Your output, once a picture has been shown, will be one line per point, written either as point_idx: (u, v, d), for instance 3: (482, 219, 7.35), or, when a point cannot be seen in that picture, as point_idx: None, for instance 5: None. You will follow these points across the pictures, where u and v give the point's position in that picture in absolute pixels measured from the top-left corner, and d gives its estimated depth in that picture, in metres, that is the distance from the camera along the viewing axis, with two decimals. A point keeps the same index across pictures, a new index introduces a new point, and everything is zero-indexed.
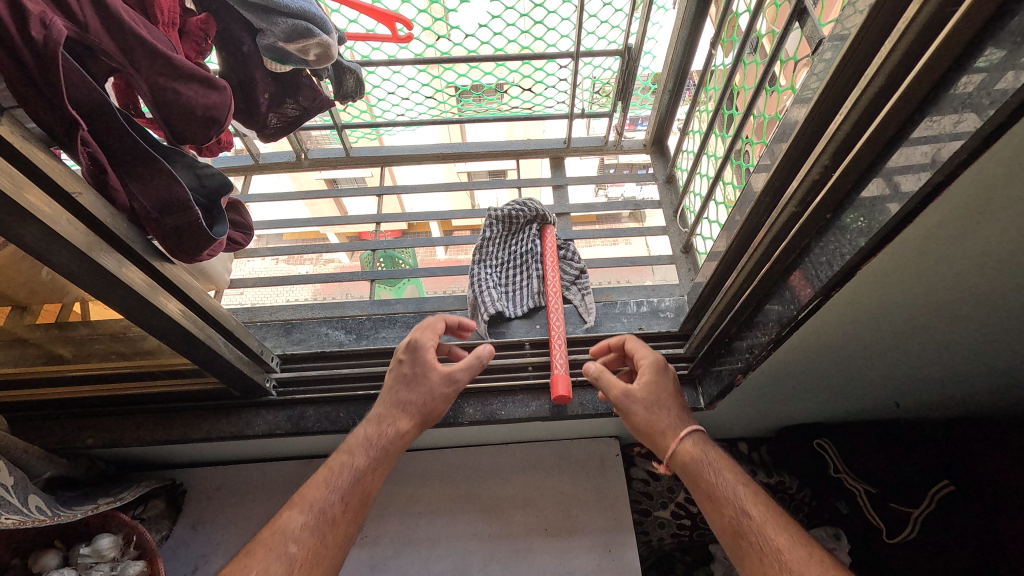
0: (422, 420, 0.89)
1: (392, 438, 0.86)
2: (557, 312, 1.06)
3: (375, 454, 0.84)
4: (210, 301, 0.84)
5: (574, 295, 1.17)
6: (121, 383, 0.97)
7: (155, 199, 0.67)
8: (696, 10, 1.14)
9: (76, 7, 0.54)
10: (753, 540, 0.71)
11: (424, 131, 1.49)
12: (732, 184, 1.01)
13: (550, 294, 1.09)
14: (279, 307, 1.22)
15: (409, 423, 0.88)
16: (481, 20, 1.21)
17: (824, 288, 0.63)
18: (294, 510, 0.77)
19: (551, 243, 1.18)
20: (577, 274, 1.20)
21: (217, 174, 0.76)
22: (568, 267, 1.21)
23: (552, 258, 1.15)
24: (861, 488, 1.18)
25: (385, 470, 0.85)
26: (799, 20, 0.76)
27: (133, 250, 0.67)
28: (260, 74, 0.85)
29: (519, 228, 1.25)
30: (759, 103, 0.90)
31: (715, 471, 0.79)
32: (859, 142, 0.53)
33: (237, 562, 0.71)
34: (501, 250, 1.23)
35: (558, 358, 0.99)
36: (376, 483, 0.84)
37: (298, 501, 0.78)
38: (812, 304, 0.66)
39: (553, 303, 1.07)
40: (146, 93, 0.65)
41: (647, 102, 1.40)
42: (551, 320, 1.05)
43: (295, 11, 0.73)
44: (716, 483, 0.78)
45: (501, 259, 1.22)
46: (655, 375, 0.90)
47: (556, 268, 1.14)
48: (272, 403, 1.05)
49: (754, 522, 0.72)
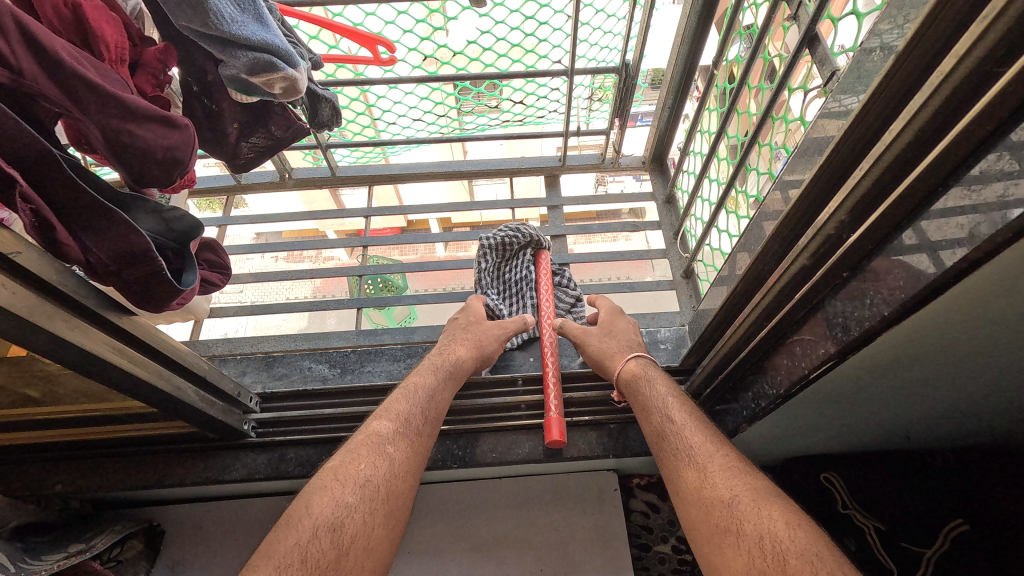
0: (477, 359, 0.97)
1: (456, 368, 0.92)
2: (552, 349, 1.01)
3: (449, 376, 0.90)
4: (176, 347, 0.79)
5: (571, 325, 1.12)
6: (88, 428, 0.91)
7: (112, 252, 0.61)
8: (698, 23, 1.08)
9: (6, 50, 0.47)
10: (673, 441, 0.74)
11: (422, 149, 1.43)
12: (737, 214, 0.95)
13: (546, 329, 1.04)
14: (261, 337, 1.17)
15: (467, 349, 0.96)
16: (470, 37, 1.14)
17: (841, 352, 0.57)
18: (385, 419, 0.80)
19: (546, 270, 1.13)
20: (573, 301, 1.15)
21: (187, 217, 0.69)
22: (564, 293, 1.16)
23: (547, 287, 1.10)
24: (868, 522, 1.11)
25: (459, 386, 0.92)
26: (810, 46, 0.70)
27: (84, 305, 0.62)
28: (228, 103, 0.80)
29: (515, 252, 1.19)
30: (766, 130, 0.84)
31: (652, 382, 0.84)
32: (882, 202, 0.47)
33: (341, 457, 0.74)
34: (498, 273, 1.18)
35: (554, 401, 0.94)
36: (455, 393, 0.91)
37: (389, 412, 0.81)
38: (825, 365, 0.60)
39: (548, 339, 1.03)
40: (99, 136, 0.57)
41: (642, 99, 1.29)
42: (546, 359, 1.00)
43: (257, 44, 0.67)
44: (649, 395, 0.82)
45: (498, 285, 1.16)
46: (613, 317, 1.02)
47: (551, 299, 1.09)
48: (250, 445, 1.00)
49: (676, 425, 0.75)
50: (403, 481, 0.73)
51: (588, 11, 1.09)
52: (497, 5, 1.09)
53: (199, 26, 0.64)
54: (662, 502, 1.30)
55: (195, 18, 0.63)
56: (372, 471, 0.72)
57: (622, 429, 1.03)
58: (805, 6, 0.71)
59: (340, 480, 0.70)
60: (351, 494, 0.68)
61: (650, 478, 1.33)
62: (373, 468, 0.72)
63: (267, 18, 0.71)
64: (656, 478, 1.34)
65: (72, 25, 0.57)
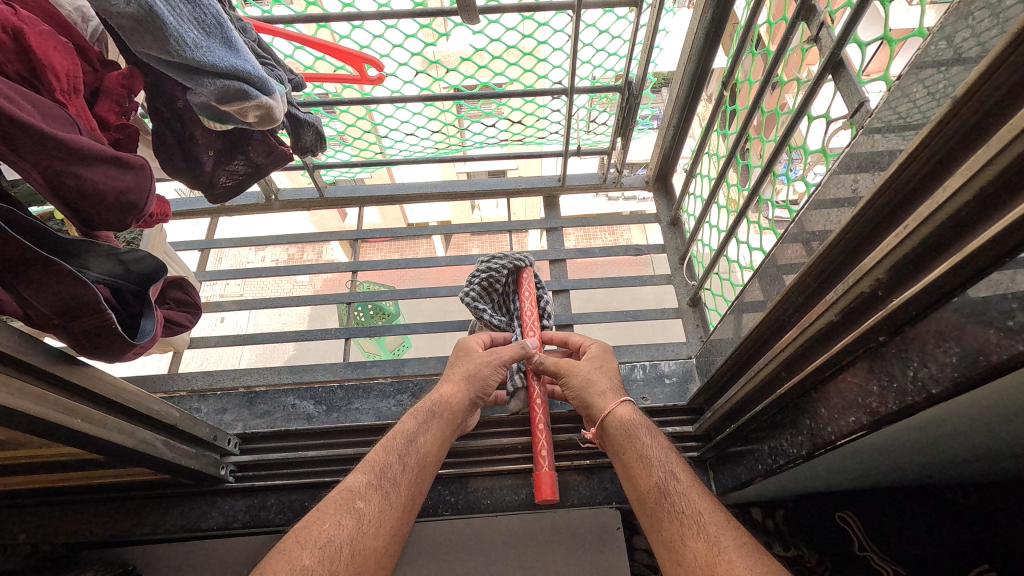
0: (469, 402, 0.85)
1: (444, 411, 0.80)
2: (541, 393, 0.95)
3: (434, 421, 0.79)
4: (138, 394, 0.73)
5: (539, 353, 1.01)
6: (45, 479, 0.84)
7: (55, 303, 0.54)
8: (706, 41, 1.02)
9: None
10: (674, 504, 0.65)
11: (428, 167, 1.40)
12: (749, 245, 0.88)
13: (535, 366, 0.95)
14: (242, 370, 1.10)
15: (455, 388, 0.84)
16: (464, 54, 1.08)
17: (873, 424, 0.50)
18: (358, 473, 0.70)
19: (531, 291, 1.00)
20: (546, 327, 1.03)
21: (148, 259, 0.63)
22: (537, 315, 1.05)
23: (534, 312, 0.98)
24: (887, 568, 1.06)
25: (449, 433, 0.81)
26: (834, 73, 0.64)
27: (26, 363, 0.55)
28: (201, 129, 0.75)
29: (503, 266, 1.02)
30: (782, 159, 0.78)
31: (651, 434, 0.74)
32: (930, 268, 0.40)
33: (309, 516, 0.64)
34: (488, 295, 1.01)
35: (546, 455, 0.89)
36: (445, 442, 0.80)
37: (365, 464, 0.71)
38: (854, 435, 0.54)
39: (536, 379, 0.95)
40: (36, 179, 0.51)
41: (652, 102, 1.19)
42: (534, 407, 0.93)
43: (225, 70, 0.61)
44: (646, 447, 0.72)
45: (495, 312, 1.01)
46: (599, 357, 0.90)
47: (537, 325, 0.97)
48: (227, 491, 0.93)
49: (680, 485, 0.66)
50: (375, 543, 0.63)
51: (591, 33, 1.03)
52: (492, 22, 1.03)
53: (161, 53, 0.57)
54: None
55: (155, 44, 0.57)
56: (337, 530, 0.62)
57: None
58: (828, 28, 0.65)
59: (301, 541, 0.60)
60: (309, 557, 0.58)
61: None
62: (338, 528, 0.62)
63: (235, 41, 0.65)
64: None
65: (12, 53, 0.51)
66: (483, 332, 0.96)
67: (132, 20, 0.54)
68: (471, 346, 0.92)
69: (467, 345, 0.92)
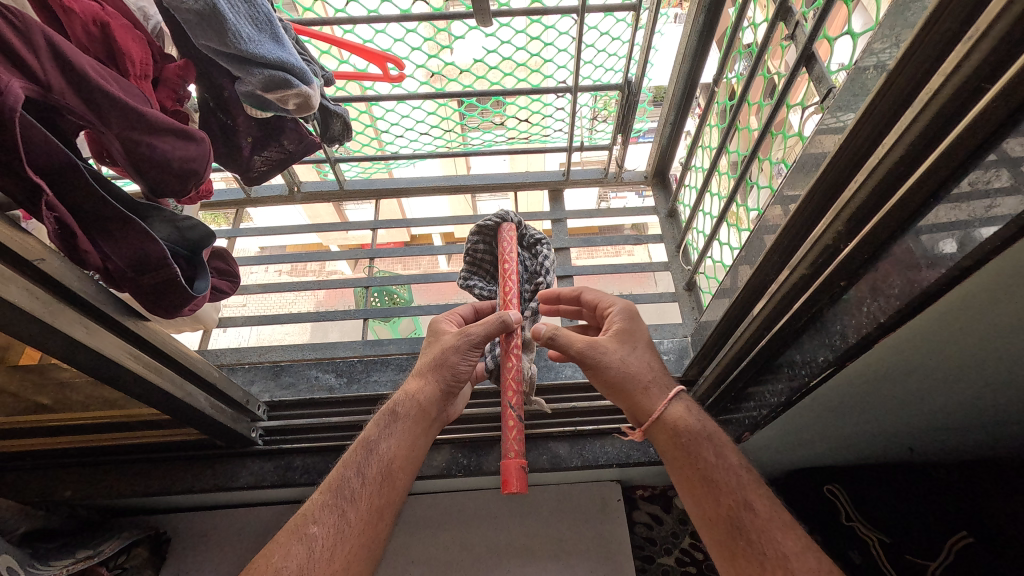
0: (441, 396, 0.84)
1: (409, 410, 0.80)
2: (516, 369, 0.83)
3: (399, 422, 0.79)
4: (188, 354, 0.80)
5: (528, 319, 0.93)
6: (93, 435, 0.93)
7: (129, 257, 0.63)
8: (698, 43, 1.11)
9: (39, 68, 0.50)
10: (755, 543, 0.64)
11: (427, 162, 1.47)
12: (737, 228, 0.97)
13: (512, 338, 0.85)
14: (268, 347, 1.18)
15: (420, 382, 0.82)
16: (477, 56, 1.18)
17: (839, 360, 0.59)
18: (319, 492, 0.72)
19: (509, 253, 0.92)
20: (539, 289, 0.95)
21: (199, 226, 0.71)
22: (533, 277, 0.97)
23: (510, 277, 0.90)
24: (871, 535, 1.11)
25: (421, 431, 0.81)
26: (808, 65, 0.72)
27: (101, 311, 0.64)
28: (242, 118, 0.82)
29: (486, 235, 0.99)
30: (765, 146, 0.86)
31: (715, 449, 0.72)
32: (875, 213, 0.49)
33: (272, 544, 0.67)
34: (481, 268, 1.02)
35: (516, 440, 0.78)
36: (416, 439, 0.80)
37: (326, 484, 0.74)
38: (824, 374, 0.62)
39: (513, 354, 0.84)
40: (119, 148, 0.60)
41: (648, 113, 1.32)
42: (507, 385, 0.82)
43: (272, 62, 0.69)
44: (717, 471, 0.70)
45: (493, 284, 1.01)
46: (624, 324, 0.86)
47: (513, 291, 0.89)
48: (257, 453, 1.01)
49: (757, 520, 0.66)
50: (332, 566, 0.65)
51: (593, 34, 1.13)
52: (503, 26, 1.13)
53: (219, 44, 0.65)
54: (666, 513, 1.30)
55: (214, 35, 0.65)
56: (290, 560, 0.65)
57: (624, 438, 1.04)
58: (802, 26, 0.74)
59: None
60: None
61: (653, 490, 1.33)
62: (289, 557, 0.65)
63: (282, 37, 0.73)
64: (659, 490, 1.34)
65: (99, 42, 0.59)
66: (453, 313, 0.95)
67: (196, 15, 0.63)
68: (441, 330, 0.90)
69: (438, 328, 0.90)
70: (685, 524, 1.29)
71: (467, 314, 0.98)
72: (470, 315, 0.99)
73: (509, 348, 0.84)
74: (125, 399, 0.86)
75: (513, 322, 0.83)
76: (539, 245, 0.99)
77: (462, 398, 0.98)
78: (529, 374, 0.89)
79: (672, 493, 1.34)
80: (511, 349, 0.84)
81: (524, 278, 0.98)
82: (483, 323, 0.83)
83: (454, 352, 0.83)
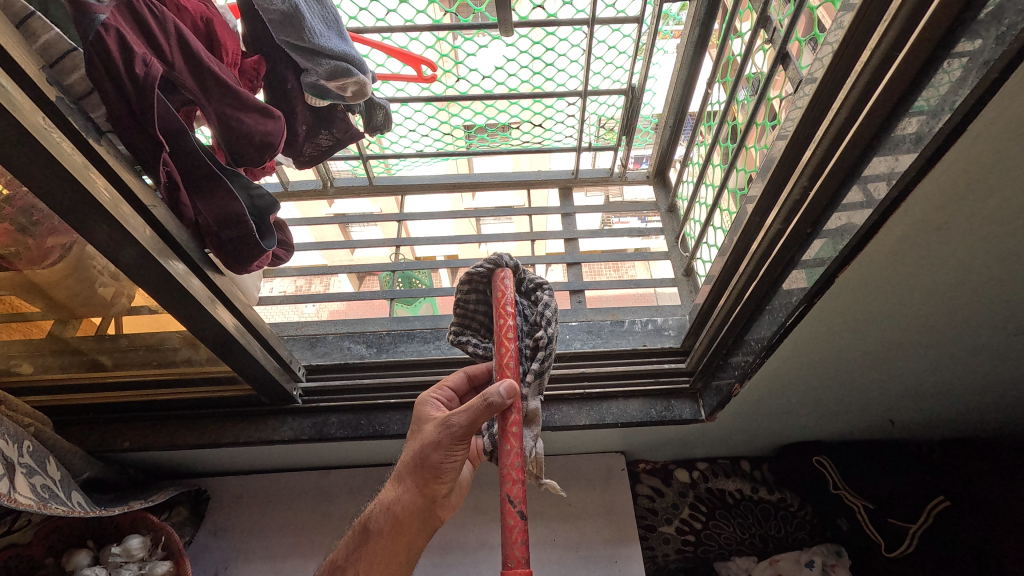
0: (418, 504, 0.78)
1: (382, 527, 0.78)
2: (517, 453, 0.66)
3: (376, 539, 0.79)
4: (249, 310, 0.92)
5: (531, 388, 0.73)
6: (161, 388, 1.06)
7: (216, 213, 0.75)
8: (694, 52, 1.27)
9: (167, 50, 0.66)
10: None
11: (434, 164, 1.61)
12: (727, 210, 1.12)
13: (510, 415, 0.67)
14: (304, 322, 1.30)
15: (395, 493, 0.79)
16: (498, 63, 1.35)
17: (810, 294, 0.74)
18: None
19: (508, 301, 0.72)
20: (542, 347, 0.74)
21: (266, 196, 0.84)
22: (534, 330, 0.77)
23: (508, 336, 0.70)
24: (859, 503, 1.22)
25: (399, 546, 0.78)
26: (783, 62, 0.89)
27: (191, 259, 0.75)
28: (301, 108, 0.93)
29: (476, 285, 0.79)
30: (751, 136, 1.02)
31: None
32: (829, 165, 0.62)
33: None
34: (473, 321, 0.83)
35: (519, 544, 0.62)
36: (394, 554, 0.78)
37: None
38: (799, 309, 0.78)
39: (512, 435, 0.66)
40: (214, 121, 0.74)
41: (648, 136, 1.52)
42: (507, 473, 0.64)
43: (337, 54, 0.84)
44: None
45: (490, 339, 0.83)
46: None
47: (512, 354, 0.70)
48: (299, 409, 1.13)
49: None
50: None
51: (602, 48, 1.31)
52: (522, 37, 1.30)
53: (294, 38, 0.80)
54: (667, 486, 1.39)
55: (292, 32, 0.80)
56: None
57: (628, 401, 1.16)
58: (779, 30, 0.90)
59: None
60: None
61: (654, 464, 1.42)
62: None
63: (345, 36, 0.89)
64: (660, 465, 1.43)
65: (202, 36, 0.75)
66: (440, 387, 0.87)
67: (280, 15, 0.79)
68: (427, 415, 0.82)
69: (424, 413, 0.82)
70: (685, 496, 1.38)
71: (459, 384, 0.89)
72: (462, 385, 0.89)
73: (505, 429, 0.67)
74: (200, 355, 0.98)
75: (499, 400, 0.65)
76: (540, 290, 0.79)
77: (463, 489, 0.90)
78: (533, 452, 0.73)
79: (672, 466, 1.43)
80: (509, 428, 0.67)
81: (522, 332, 0.77)
82: (468, 407, 0.69)
83: (435, 449, 0.75)
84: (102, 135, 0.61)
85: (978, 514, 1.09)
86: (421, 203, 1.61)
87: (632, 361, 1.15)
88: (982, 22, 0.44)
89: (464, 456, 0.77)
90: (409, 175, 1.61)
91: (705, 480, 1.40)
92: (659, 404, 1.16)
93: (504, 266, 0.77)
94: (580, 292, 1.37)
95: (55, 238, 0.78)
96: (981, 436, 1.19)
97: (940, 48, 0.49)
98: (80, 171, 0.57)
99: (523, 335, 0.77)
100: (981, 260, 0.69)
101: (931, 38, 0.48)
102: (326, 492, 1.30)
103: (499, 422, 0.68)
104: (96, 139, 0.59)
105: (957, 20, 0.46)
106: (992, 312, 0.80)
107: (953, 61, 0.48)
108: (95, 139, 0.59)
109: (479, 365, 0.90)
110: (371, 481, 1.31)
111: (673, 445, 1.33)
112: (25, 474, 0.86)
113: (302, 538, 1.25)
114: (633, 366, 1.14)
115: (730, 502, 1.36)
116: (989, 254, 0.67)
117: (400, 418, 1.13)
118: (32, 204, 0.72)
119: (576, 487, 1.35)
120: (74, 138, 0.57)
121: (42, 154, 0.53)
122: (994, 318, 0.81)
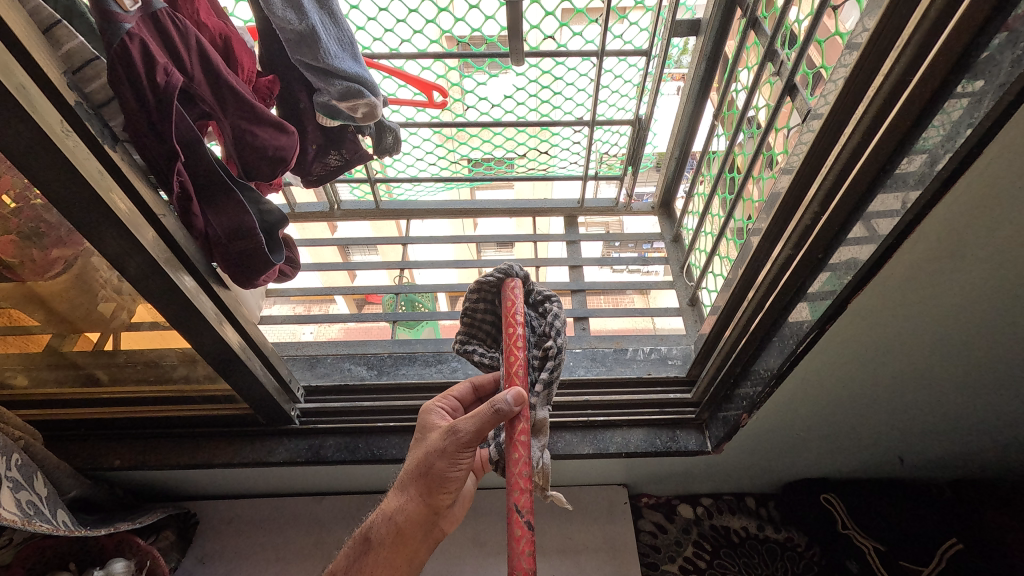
0: (422, 515, 0.76)
1: (384, 537, 0.76)
2: (525, 462, 0.64)
3: (377, 549, 0.76)
4: (254, 327, 0.91)
5: (540, 397, 0.73)
6: (155, 405, 1.04)
7: (226, 225, 0.75)
8: (699, 90, 1.31)
9: (188, 62, 0.68)
10: None
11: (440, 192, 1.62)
12: (732, 240, 1.13)
13: (518, 423, 0.65)
14: (305, 342, 1.27)
15: (396, 501, 0.77)
16: (507, 92, 1.38)
17: (821, 319, 0.73)
18: None
19: (517, 310, 0.70)
20: (551, 357, 0.73)
21: (275, 210, 0.85)
22: (542, 340, 0.76)
23: (517, 345, 0.68)
24: (869, 544, 1.17)
25: (401, 557, 0.76)
26: (790, 94, 0.90)
27: (196, 269, 0.74)
28: (311, 127, 0.92)
29: (486, 293, 0.78)
30: (756, 166, 1.03)
31: None
32: (836, 195, 0.62)
33: None
34: (480, 330, 0.82)
35: (526, 556, 0.60)
36: (396, 565, 0.76)
37: None
38: (810, 335, 0.76)
39: (521, 443, 0.64)
40: (229, 135, 0.75)
41: (652, 161, 1.51)
42: (514, 482, 0.62)
43: (350, 75, 0.86)
44: None
45: (495, 349, 0.83)
46: None
47: (521, 363, 0.68)
48: (296, 431, 1.11)
49: None
50: None
51: (608, 77, 1.34)
52: (532, 67, 1.32)
53: (311, 59, 0.82)
54: (670, 522, 1.35)
55: (308, 52, 0.82)
56: None
57: (633, 431, 1.14)
58: (786, 65, 0.92)
59: None
60: None
61: (657, 498, 1.38)
62: None
63: (359, 58, 0.91)
64: (663, 500, 1.39)
65: (223, 51, 0.78)
66: (446, 397, 0.86)
67: (297, 35, 0.81)
68: (432, 423, 0.82)
69: (429, 422, 0.82)
70: (689, 533, 1.33)
71: (465, 394, 0.88)
72: (468, 395, 0.88)
73: (513, 437, 0.65)
74: (197, 372, 0.96)
75: (506, 408, 0.64)
76: (547, 302, 0.78)
77: (466, 501, 0.88)
78: (541, 464, 0.71)
79: (676, 502, 1.39)
80: (517, 436, 0.65)
81: (530, 343, 0.76)
82: (474, 416, 0.68)
83: (440, 457, 0.72)
84: (117, 142, 0.61)
85: (993, 559, 1.05)
86: (424, 227, 1.62)
87: (638, 389, 1.13)
88: (997, 46, 0.45)
89: (469, 466, 0.75)
90: (415, 200, 1.62)
91: (709, 517, 1.36)
92: (664, 434, 1.13)
93: (515, 276, 0.75)
94: (584, 319, 1.36)
95: (61, 249, 0.77)
96: (992, 477, 1.16)
97: (951, 76, 0.49)
98: (94, 178, 0.57)
99: (532, 345, 0.77)
100: (997, 289, 0.68)
101: (943, 68, 0.48)
102: (320, 519, 1.27)
103: (506, 430, 0.66)
104: (111, 147, 0.59)
105: (971, 45, 0.46)
106: (1009, 345, 0.78)
107: (965, 88, 0.48)
108: (111, 146, 0.59)
109: (485, 376, 0.89)
110: (366, 509, 1.27)
111: (676, 478, 1.29)
112: (12, 488, 0.84)
113: (292, 566, 1.20)
114: (638, 394, 1.12)
115: (735, 540, 1.31)
116: (1003, 284, 0.66)
117: (398, 442, 1.10)
118: (41, 213, 0.71)
119: (578, 520, 1.32)
120: (89, 143, 0.57)
121: (55, 156, 0.53)
122: (1009, 352, 0.80)
